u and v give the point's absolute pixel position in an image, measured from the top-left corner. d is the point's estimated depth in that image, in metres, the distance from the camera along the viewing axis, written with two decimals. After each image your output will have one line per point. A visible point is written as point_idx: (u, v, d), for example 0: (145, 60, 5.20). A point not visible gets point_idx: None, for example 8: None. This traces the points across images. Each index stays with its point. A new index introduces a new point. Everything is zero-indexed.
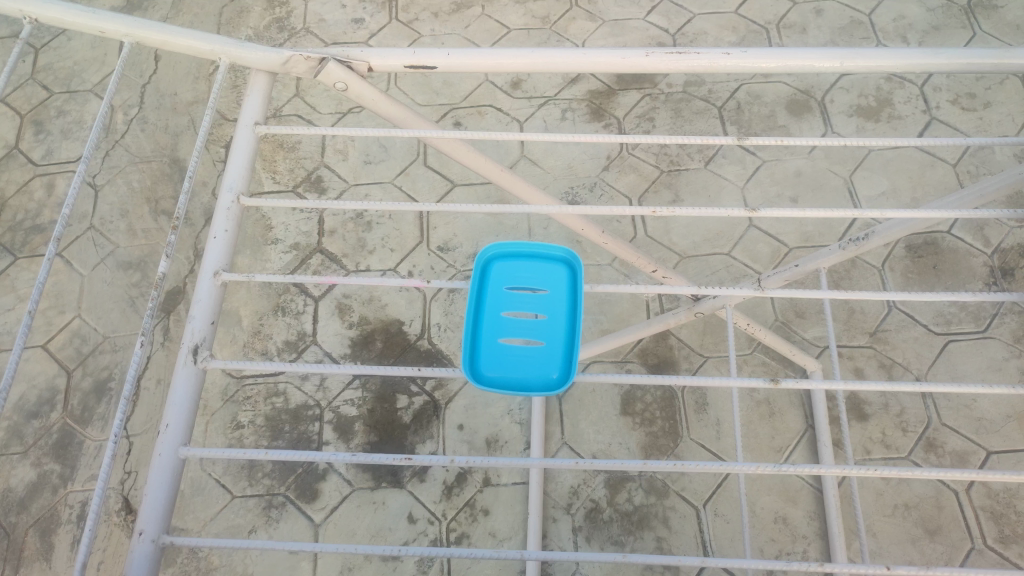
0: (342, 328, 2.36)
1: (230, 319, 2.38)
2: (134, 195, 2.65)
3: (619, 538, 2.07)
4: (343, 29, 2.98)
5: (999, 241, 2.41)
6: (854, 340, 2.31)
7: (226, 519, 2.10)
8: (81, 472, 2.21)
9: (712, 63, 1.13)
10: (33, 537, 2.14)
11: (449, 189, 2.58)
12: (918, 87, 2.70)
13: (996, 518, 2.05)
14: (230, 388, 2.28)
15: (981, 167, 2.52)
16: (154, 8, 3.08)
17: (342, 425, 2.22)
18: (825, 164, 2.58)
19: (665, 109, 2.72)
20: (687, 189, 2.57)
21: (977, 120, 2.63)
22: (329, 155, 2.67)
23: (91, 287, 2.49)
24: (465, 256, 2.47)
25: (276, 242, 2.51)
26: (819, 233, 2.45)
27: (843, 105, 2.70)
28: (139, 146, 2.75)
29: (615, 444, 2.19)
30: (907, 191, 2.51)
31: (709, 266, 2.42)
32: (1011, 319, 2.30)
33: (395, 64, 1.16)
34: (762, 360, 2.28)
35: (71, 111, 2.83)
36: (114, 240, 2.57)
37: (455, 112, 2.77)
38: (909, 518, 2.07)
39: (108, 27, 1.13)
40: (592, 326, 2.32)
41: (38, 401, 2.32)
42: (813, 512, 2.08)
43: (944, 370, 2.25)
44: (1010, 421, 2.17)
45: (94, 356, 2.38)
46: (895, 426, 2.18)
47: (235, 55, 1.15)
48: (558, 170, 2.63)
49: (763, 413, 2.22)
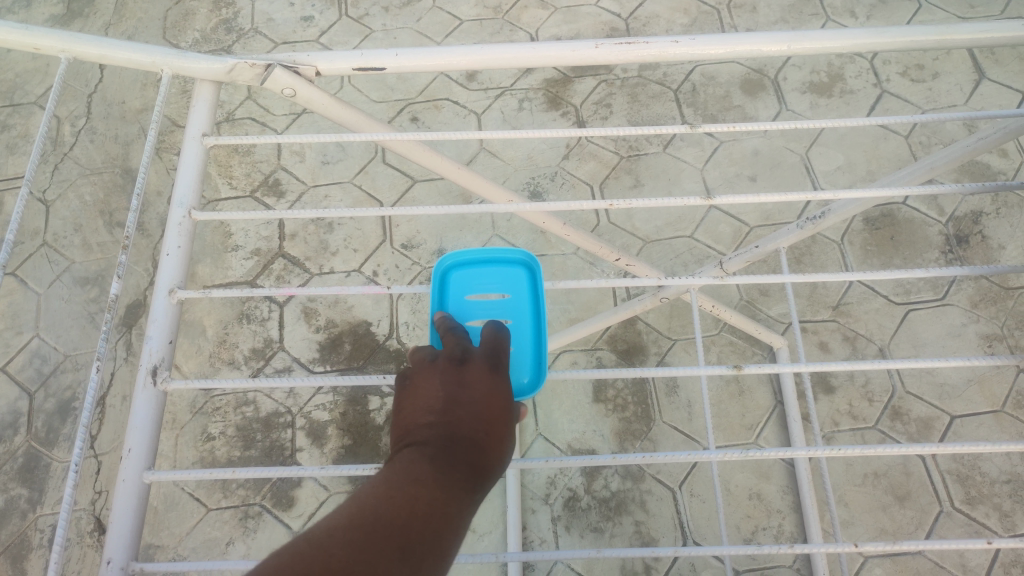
0: (308, 332, 2.34)
1: (195, 330, 2.35)
2: (87, 209, 2.59)
3: (598, 524, 2.09)
4: (292, 28, 2.93)
5: (952, 209, 2.45)
6: (817, 315, 2.35)
7: (202, 532, 2.09)
8: (49, 495, 2.17)
9: (660, 52, 1.13)
10: (3, 565, 2.09)
11: (410, 186, 2.57)
12: (868, 60, 2.74)
13: (962, 480, 2.10)
14: (198, 400, 2.26)
15: (933, 138, 2.56)
16: (95, 15, 3.00)
17: (314, 430, 2.20)
18: (781, 142, 2.61)
19: (621, 95, 2.73)
20: (647, 174, 2.58)
21: (926, 90, 2.67)
22: (285, 157, 2.64)
23: (48, 305, 2.44)
24: (429, 252, 2.45)
25: (236, 248, 2.47)
26: (779, 211, 2.47)
27: (796, 82, 2.72)
28: (88, 157, 2.68)
29: (589, 432, 2.20)
30: (862, 164, 2.54)
31: (672, 250, 2.44)
32: (968, 285, 2.35)
33: (343, 66, 1.13)
34: (729, 340, 2.31)
35: (15, 125, 2.75)
36: (68, 256, 2.51)
37: (411, 107, 2.75)
38: (879, 486, 2.12)
39: (43, 43, 1.09)
40: (560, 316, 2.33)
41: (0, 425, 2.27)
42: (786, 487, 2.12)
43: (905, 341, 2.30)
44: (971, 384, 2.22)
45: (55, 376, 2.33)
46: (861, 396, 2.23)
47: (177, 66, 1.12)
48: (518, 161, 2.63)
49: (732, 392, 2.26)
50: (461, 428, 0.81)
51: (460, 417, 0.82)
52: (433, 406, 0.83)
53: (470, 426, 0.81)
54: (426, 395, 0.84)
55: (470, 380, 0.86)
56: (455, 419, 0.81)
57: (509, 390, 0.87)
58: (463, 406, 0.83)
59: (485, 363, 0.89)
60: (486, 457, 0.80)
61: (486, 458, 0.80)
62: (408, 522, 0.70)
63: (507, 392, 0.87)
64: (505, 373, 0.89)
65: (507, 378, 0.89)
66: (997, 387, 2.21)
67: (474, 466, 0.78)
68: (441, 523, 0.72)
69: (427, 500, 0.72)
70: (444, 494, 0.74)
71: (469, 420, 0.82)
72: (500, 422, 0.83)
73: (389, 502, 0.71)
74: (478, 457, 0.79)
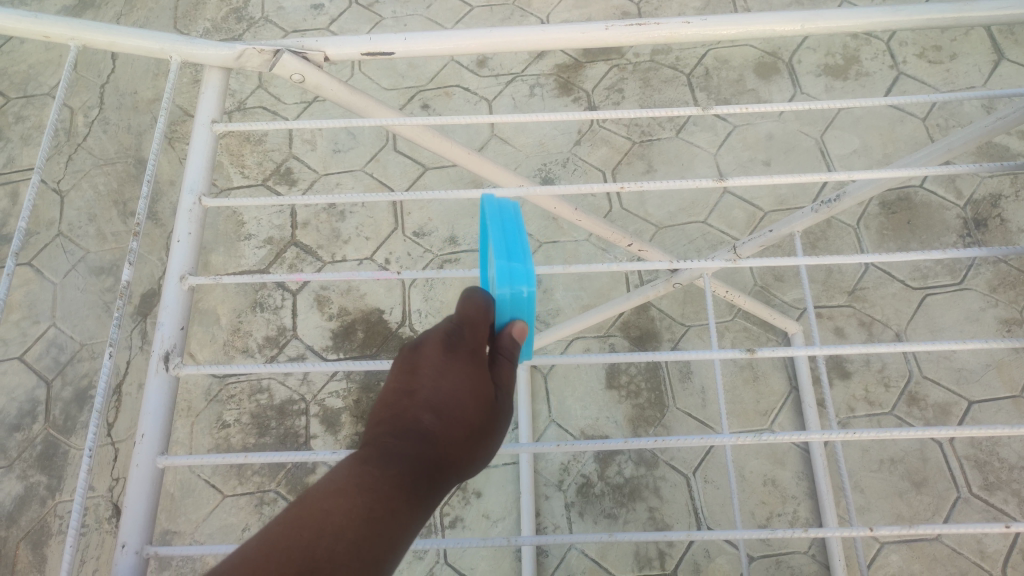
0: (322, 320, 2.35)
1: (209, 318, 2.37)
2: (101, 199, 2.60)
3: (611, 511, 2.09)
4: (302, 17, 2.93)
5: (970, 192, 2.42)
6: (833, 301, 2.33)
7: (217, 519, 2.10)
8: (68, 482, 2.19)
9: (671, 33, 1.11)
10: (23, 550, 2.12)
11: (421, 173, 2.56)
12: (884, 42, 2.70)
13: (980, 466, 2.08)
14: (213, 388, 2.27)
15: (950, 120, 2.52)
16: (106, 6, 3.01)
17: (328, 417, 2.21)
18: (795, 125, 2.58)
19: (633, 79, 2.70)
20: (660, 159, 2.56)
21: (944, 72, 2.62)
22: (297, 145, 2.64)
23: (64, 294, 2.46)
24: (441, 240, 2.44)
25: (249, 237, 2.48)
26: (793, 196, 2.45)
27: (810, 65, 2.68)
28: (102, 148, 2.70)
29: (602, 419, 2.20)
30: (878, 147, 2.51)
31: (685, 236, 2.42)
32: (987, 269, 2.32)
33: (351, 52, 1.13)
34: (743, 326, 2.30)
35: (29, 116, 2.76)
36: (83, 246, 2.53)
37: (422, 95, 2.74)
38: (896, 472, 2.10)
39: (51, 31, 1.08)
40: (573, 303, 2.33)
41: (19, 414, 2.29)
42: (801, 473, 2.10)
43: (922, 325, 2.27)
44: (989, 369, 2.20)
45: (72, 364, 2.35)
46: (877, 382, 2.21)
47: (185, 52, 1.11)
48: (530, 148, 2.61)
49: (747, 378, 2.24)
50: (405, 422, 0.76)
51: (406, 411, 0.77)
52: (385, 402, 0.79)
53: (415, 418, 0.76)
54: (382, 395, 0.81)
55: (422, 367, 0.80)
56: (402, 413, 0.77)
57: (468, 365, 0.81)
58: (412, 397, 0.78)
59: (442, 341, 0.82)
60: (432, 449, 0.74)
61: (431, 450, 0.74)
62: (312, 537, 0.64)
63: (465, 371, 0.80)
64: (464, 349, 0.82)
65: (468, 353, 0.82)
66: (1016, 371, 2.18)
67: (414, 461, 0.72)
68: (362, 528, 0.65)
69: (344, 508, 0.66)
70: (368, 496, 0.67)
71: (414, 411, 0.77)
72: (453, 407, 0.78)
73: (297, 522, 0.65)
74: (419, 451, 0.73)
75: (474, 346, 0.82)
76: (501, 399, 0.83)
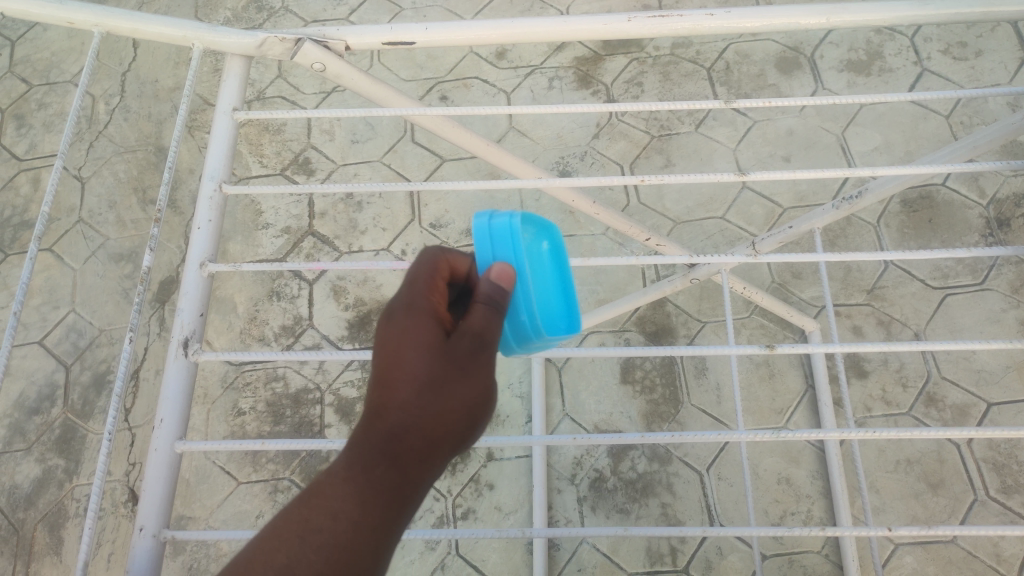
0: (337, 310, 2.36)
1: (226, 306, 2.38)
2: (121, 186, 2.62)
3: (624, 506, 2.09)
4: (322, 7, 2.93)
5: (994, 191, 2.38)
6: (851, 299, 2.31)
7: (232, 505, 2.12)
8: (85, 466, 2.21)
9: (694, 25, 1.10)
10: (41, 532, 2.15)
11: (438, 165, 2.56)
12: (908, 38, 2.67)
13: (998, 469, 2.06)
14: (229, 375, 2.29)
15: (974, 118, 2.48)
16: None
17: (342, 407, 2.22)
18: (816, 121, 2.55)
19: (653, 73, 2.69)
20: (678, 154, 2.54)
21: (969, 69, 2.59)
22: (315, 135, 2.65)
23: (84, 280, 2.48)
24: (457, 231, 2.44)
25: (266, 226, 2.50)
26: (813, 192, 2.43)
27: (833, 60, 2.65)
28: (122, 135, 2.72)
29: (616, 413, 2.19)
30: (900, 145, 2.48)
31: (703, 231, 2.41)
32: (1009, 270, 2.29)
33: (372, 41, 1.13)
34: (760, 323, 2.28)
35: (52, 103, 2.79)
36: (103, 232, 2.55)
37: (440, 86, 2.74)
38: (912, 473, 2.08)
39: (76, 17, 1.09)
40: (588, 297, 2.32)
41: (38, 397, 2.32)
42: (816, 472, 2.09)
43: (941, 326, 2.24)
44: (1010, 370, 2.17)
45: (91, 350, 2.38)
46: (895, 381, 2.19)
47: (207, 40, 1.12)
48: (547, 141, 2.61)
49: (763, 375, 2.23)
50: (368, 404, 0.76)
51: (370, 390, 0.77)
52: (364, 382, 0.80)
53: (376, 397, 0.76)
54: None
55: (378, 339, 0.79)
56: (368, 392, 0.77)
57: (414, 320, 0.77)
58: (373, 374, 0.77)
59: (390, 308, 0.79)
60: (389, 424, 0.73)
61: (387, 425, 0.73)
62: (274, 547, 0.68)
63: (412, 327, 0.76)
64: (406, 309, 0.78)
65: (413, 308, 0.77)
66: None
67: (370, 445, 0.72)
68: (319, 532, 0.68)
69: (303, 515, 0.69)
70: (323, 499, 0.69)
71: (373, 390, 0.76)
72: (403, 372, 0.75)
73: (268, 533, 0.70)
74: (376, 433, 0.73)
75: (420, 303, 0.78)
76: (454, 344, 0.76)
